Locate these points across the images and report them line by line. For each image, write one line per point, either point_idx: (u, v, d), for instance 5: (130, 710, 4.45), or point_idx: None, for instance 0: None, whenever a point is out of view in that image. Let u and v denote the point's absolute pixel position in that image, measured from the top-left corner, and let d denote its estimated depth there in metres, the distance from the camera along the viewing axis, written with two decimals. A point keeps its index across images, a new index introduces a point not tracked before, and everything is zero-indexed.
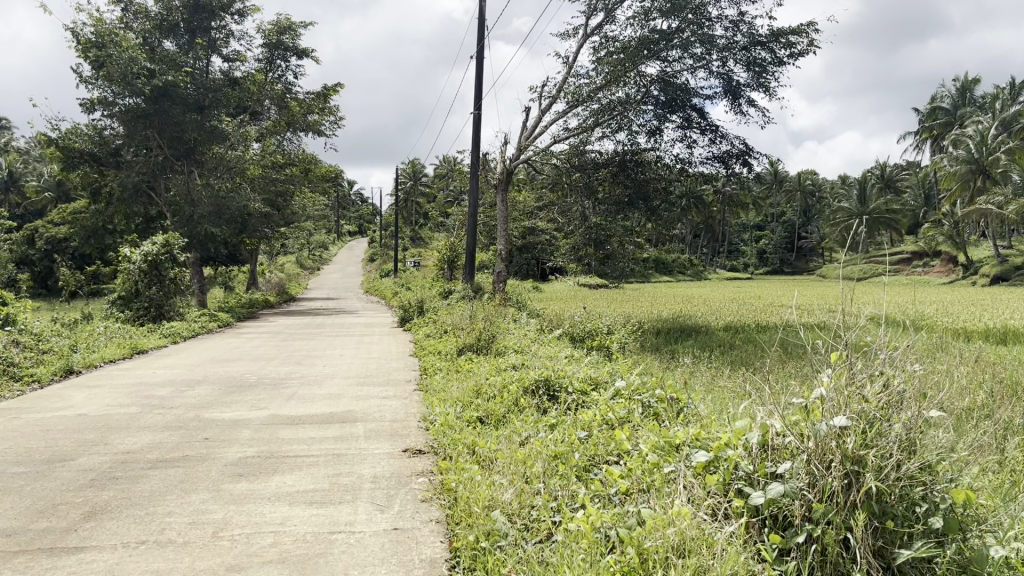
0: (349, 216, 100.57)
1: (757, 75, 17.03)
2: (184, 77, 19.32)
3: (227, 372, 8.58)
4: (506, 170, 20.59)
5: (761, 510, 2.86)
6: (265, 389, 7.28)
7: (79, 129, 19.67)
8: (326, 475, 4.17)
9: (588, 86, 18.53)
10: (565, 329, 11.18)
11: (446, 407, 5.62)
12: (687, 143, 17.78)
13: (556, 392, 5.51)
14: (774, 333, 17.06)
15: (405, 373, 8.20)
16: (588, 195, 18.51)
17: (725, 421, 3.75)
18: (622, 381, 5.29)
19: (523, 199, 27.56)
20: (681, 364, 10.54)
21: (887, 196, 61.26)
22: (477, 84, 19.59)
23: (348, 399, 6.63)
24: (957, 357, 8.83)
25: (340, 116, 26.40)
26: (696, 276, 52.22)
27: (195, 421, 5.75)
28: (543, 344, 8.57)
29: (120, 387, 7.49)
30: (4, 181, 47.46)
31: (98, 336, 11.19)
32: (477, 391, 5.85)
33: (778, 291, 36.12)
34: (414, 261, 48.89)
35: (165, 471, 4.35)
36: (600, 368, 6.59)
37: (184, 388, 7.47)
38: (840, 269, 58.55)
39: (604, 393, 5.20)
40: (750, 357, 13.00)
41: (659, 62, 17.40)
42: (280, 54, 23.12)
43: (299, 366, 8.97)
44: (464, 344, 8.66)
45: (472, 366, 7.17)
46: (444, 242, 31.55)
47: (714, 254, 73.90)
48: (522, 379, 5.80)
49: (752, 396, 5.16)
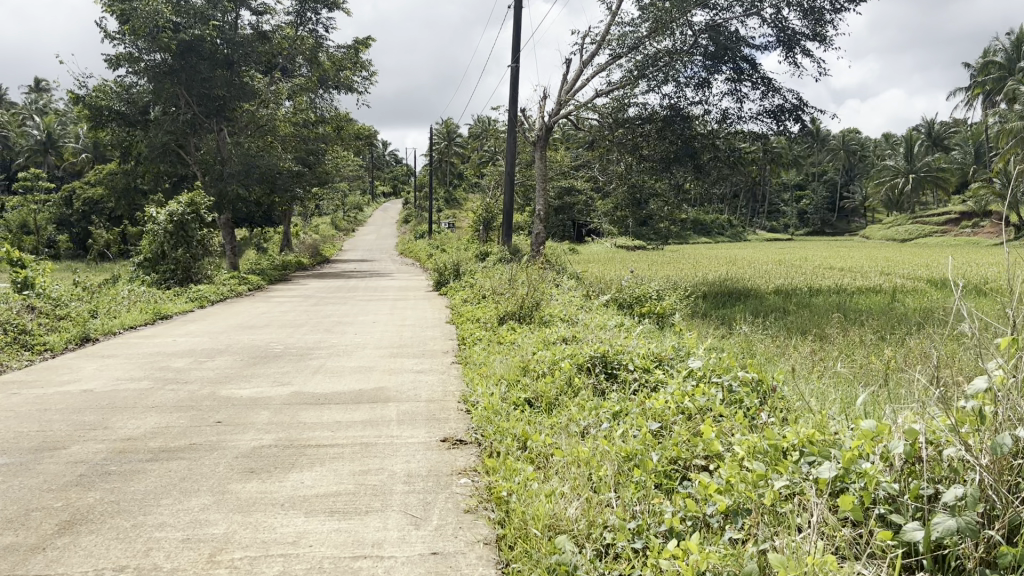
0: (382, 177, 100.31)
1: (814, 23, 15.94)
2: (212, 30, 18.67)
3: (252, 340, 8.01)
4: (545, 126, 19.73)
5: (918, 548, 2.16)
6: (290, 360, 6.68)
7: (107, 86, 19.24)
8: (352, 473, 3.53)
9: (633, 35, 17.59)
10: (612, 294, 10.48)
11: (489, 387, 4.95)
12: (736, 96, 16.80)
13: (615, 370, 4.84)
14: (828, 297, 16.18)
15: (442, 343, 7.56)
16: (632, 152, 17.62)
17: (841, 420, 3.06)
18: (695, 359, 4.60)
19: (561, 158, 26.77)
20: (739, 334, 9.82)
21: (934, 155, 59.34)
22: (515, 35, 18.72)
23: (379, 373, 6.03)
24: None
25: (373, 72, 25.66)
26: (734, 237, 51.07)
27: (209, 399, 5.15)
28: (593, 313, 7.88)
29: (137, 358, 6.96)
30: (43, 143, 48.22)
31: (121, 301, 10.71)
32: (525, 367, 5.17)
33: (823, 253, 34.96)
34: (448, 222, 48.38)
35: (167, 465, 3.74)
36: (662, 342, 5.88)
37: (205, 358, 6.89)
38: (884, 230, 56.92)
39: (674, 372, 4.52)
40: (809, 326, 12.17)
41: (708, 10, 16.41)
42: (311, 7, 22.34)
43: (329, 334, 8.40)
44: (505, 312, 7.98)
45: (516, 337, 6.49)
46: (479, 202, 30.92)
47: (753, 216, 72.48)
48: (577, 352, 5.13)
49: (842, 389, 4.44)
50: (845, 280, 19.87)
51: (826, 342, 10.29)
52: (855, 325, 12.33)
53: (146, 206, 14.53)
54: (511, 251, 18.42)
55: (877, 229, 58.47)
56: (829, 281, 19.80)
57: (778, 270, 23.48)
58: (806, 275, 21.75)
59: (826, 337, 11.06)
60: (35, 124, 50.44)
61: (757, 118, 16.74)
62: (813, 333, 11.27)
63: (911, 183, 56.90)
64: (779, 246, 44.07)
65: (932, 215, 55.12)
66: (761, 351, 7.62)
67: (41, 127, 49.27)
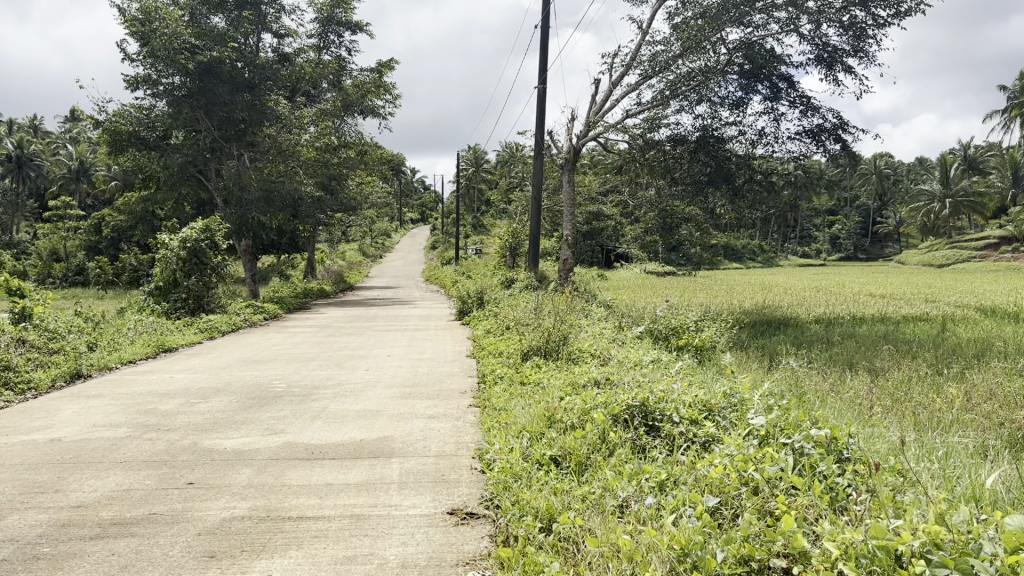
0: (410, 203, 100.41)
1: (856, 38, 15.13)
2: (229, 51, 18.31)
3: (255, 378, 7.35)
4: (572, 148, 19.08)
5: None
6: (291, 403, 5.99)
7: (126, 111, 18.97)
8: (333, 562, 2.83)
9: (665, 54, 16.98)
10: (646, 324, 9.74)
11: (509, 441, 4.23)
12: (773, 116, 16.08)
13: (657, 422, 4.11)
14: (873, 327, 15.29)
15: (461, 381, 6.84)
16: (663, 175, 16.86)
17: (969, 510, 2.33)
18: (755, 412, 3.86)
19: (588, 182, 26.16)
20: (787, 370, 9.01)
21: (972, 179, 58.01)
22: (542, 55, 18.18)
23: (386, 420, 5.33)
24: None
25: (398, 96, 25.25)
26: (766, 262, 50.03)
27: (188, 453, 4.47)
28: (626, 348, 7.12)
29: (123, 399, 6.30)
30: (76, 172, 48.87)
31: (125, 333, 10.15)
32: (550, 416, 4.42)
33: (860, 279, 33.90)
34: (475, 248, 47.92)
35: (112, 544, 3.07)
36: (712, 384, 5.11)
37: (197, 399, 6.24)
38: (919, 256, 55.58)
39: (733, 429, 3.78)
40: (858, 359, 11.30)
41: (743, 27, 15.75)
42: (333, 30, 21.95)
43: (339, 370, 7.72)
44: (529, 348, 7.21)
45: (542, 377, 5.73)
46: (507, 228, 30.37)
47: (785, 242, 71.25)
48: (611, 395, 4.41)
49: (940, 460, 3.65)
50: (890, 308, 18.94)
51: (879, 378, 9.50)
52: (906, 357, 11.47)
53: (160, 233, 14.02)
54: (538, 278, 17.69)
55: (913, 255, 57.09)
56: (873, 308, 18.89)
57: (817, 297, 22.56)
58: (848, 302, 20.80)
59: (880, 371, 10.23)
60: (70, 153, 51.03)
61: (795, 138, 15.99)
62: (862, 367, 10.47)
63: (947, 207, 55.60)
64: (812, 272, 43.07)
65: (969, 239, 53.72)
66: (817, 393, 6.82)
67: (75, 156, 49.81)
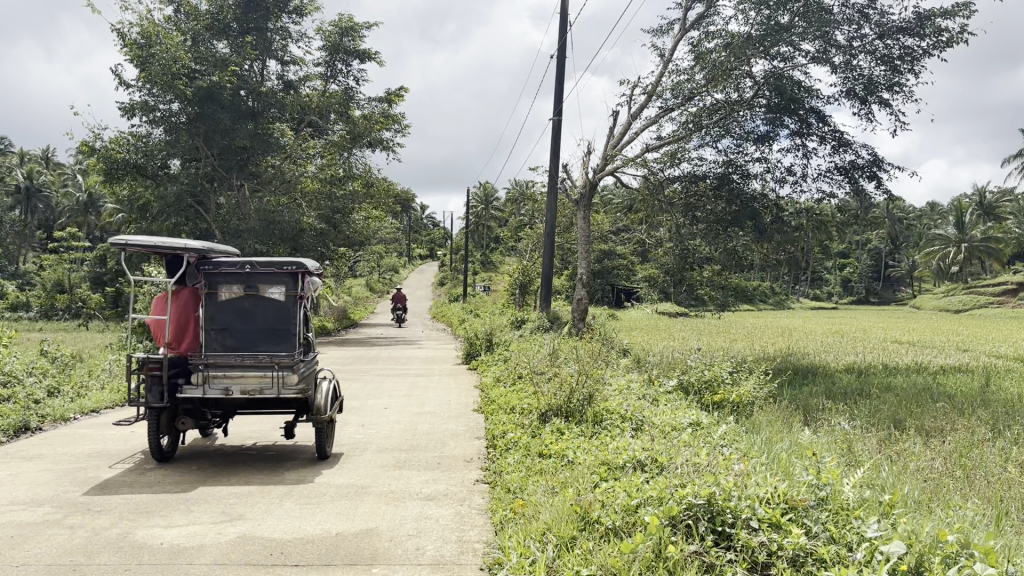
0: (419, 241, 99.54)
1: (891, 71, 14.19)
2: (231, 76, 17.62)
3: (228, 435, 6.32)
4: (587, 184, 18.13)
5: None
6: (260, 474, 4.96)
7: (123, 138, 18.17)
8: None
9: (688, 85, 16.09)
10: (677, 375, 8.69)
11: (530, 550, 3.19)
12: (801, 153, 15.14)
13: (728, 533, 3.07)
14: (909, 378, 14.19)
15: (466, 446, 5.79)
16: (683, 212, 15.83)
17: None
18: (874, 531, 2.84)
19: (601, 221, 25.23)
20: (836, 431, 7.92)
21: (987, 224, 56.64)
22: (557, 85, 17.35)
23: (373, 500, 4.30)
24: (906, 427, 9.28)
25: (407, 126, 24.45)
26: (779, 305, 48.86)
27: (111, 551, 3.43)
28: (663, 409, 6.06)
29: (64, 463, 5.28)
30: (84, 204, 48.26)
31: (96, 376, 9.19)
32: (581, 512, 3.39)
33: (881, 324, 32.68)
34: (482, 284, 46.87)
35: None
36: (781, 469, 4.06)
37: (151, 465, 5.21)
38: (934, 301, 54.33)
39: (843, 558, 2.76)
40: (902, 416, 10.22)
41: (771, 58, 14.89)
42: (341, 58, 21.22)
43: (327, 426, 6.69)
44: (547, 407, 6.15)
45: (567, 450, 4.68)
46: (516, 266, 29.45)
47: (796, 285, 70.23)
48: (661, 483, 3.40)
49: None
50: (925, 357, 17.83)
51: (935, 440, 8.38)
52: (959, 415, 10.37)
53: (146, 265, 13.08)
54: (550, 320, 16.60)
55: (929, 300, 55.71)
56: (907, 357, 17.69)
57: (842, 343, 21.41)
58: (878, 349, 19.63)
59: (935, 433, 9.10)
60: (77, 185, 50.61)
61: (825, 176, 15.03)
62: (912, 427, 9.35)
63: (963, 253, 54.34)
64: (827, 315, 41.79)
65: (986, 285, 52.48)
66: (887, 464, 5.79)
67: (83, 188, 49.14)
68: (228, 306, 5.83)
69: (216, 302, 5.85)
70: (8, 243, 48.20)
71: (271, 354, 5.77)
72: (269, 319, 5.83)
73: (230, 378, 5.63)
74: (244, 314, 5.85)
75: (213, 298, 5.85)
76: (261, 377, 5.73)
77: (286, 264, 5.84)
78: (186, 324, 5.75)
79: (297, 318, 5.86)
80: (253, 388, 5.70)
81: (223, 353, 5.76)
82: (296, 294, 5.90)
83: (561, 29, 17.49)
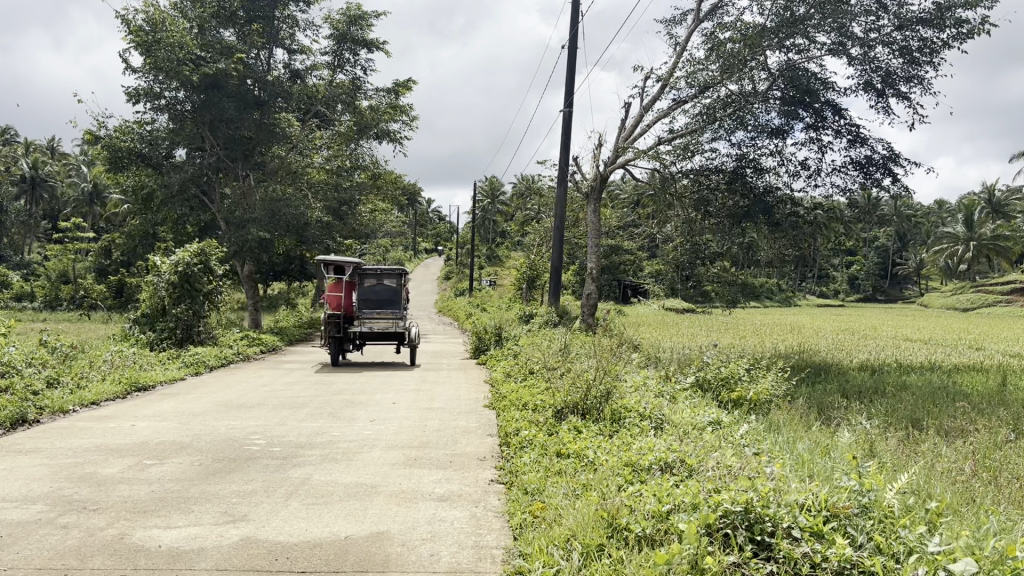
0: (425, 235, 99.36)
1: (910, 63, 13.89)
2: (237, 65, 17.41)
3: (231, 430, 6.11)
4: (598, 177, 17.88)
5: None
6: (265, 471, 4.76)
7: (127, 126, 17.98)
8: None
9: (700, 77, 15.84)
10: (692, 372, 8.47)
11: (554, 559, 2.98)
12: (816, 147, 14.88)
13: (768, 544, 2.85)
14: (924, 377, 13.94)
15: (479, 444, 5.57)
16: (695, 207, 15.56)
17: None
18: (931, 545, 2.62)
19: (609, 215, 24.95)
20: (856, 431, 7.69)
21: (997, 222, 56.14)
22: (568, 76, 17.11)
23: (384, 500, 4.09)
24: (927, 429, 8.98)
25: (414, 118, 24.20)
26: (786, 302, 48.46)
27: (105, 555, 3.22)
28: (682, 407, 5.83)
29: (61, 457, 5.08)
30: (88, 194, 48.03)
31: (97, 368, 8.99)
32: (608, 517, 3.18)
33: (890, 322, 32.36)
34: (488, 279, 46.63)
35: None
36: (817, 475, 3.84)
37: (151, 461, 5.00)
38: (942, 300, 53.89)
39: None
40: (921, 415, 9.96)
41: (786, 50, 14.64)
42: (349, 48, 21.00)
43: (333, 421, 6.48)
44: (563, 404, 5.93)
45: (586, 449, 4.47)
46: (523, 260, 29.20)
47: (803, 282, 69.84)
48: (693, 487, 3.18)
49: None
50: (938, 355, 17.54)
51: (957, 440, 8.14)
52: (979, 414, 10.11)
53: (149, 254, 12.87)
54: (559, 315, 16.34)
55: (937, 298, 55.34)
56: (921, 356, 17.41)
57: (853, 341, 21.11)
58: (890, 347, 19.34)
59: (956, 433, 8.84)
60: (83, 175, 50.53)
61: (840, 171, 14.75)
62: (931, 427, 9.09)
63: (972, 250, 53.88)
64: (836, 313, 41.44)
65: (996, 283, 52.05)
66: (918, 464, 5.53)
67: (89, 178, 48.96)
68: (370, 289, 12.53)
69: (362, 286, 12.54)
70: (14, 233, 48.07)
71: (391, 311, 12.37)
72: (387, 294, 12.47)
73: (372, 322, 12.19)
74: (376, 292, 12.50)
75: (361, 285, 12.53)
76: (388, 321, 12.24)
77: (397, 269, 12.57)
78: (349, 295, 12.54)
79: (401, 296, 12.55)
80: (383, 326, 12.21)
81: (368, 310, 12.38)
82: (401, 283, 12.60)
83: (573, 20, 17.25)
